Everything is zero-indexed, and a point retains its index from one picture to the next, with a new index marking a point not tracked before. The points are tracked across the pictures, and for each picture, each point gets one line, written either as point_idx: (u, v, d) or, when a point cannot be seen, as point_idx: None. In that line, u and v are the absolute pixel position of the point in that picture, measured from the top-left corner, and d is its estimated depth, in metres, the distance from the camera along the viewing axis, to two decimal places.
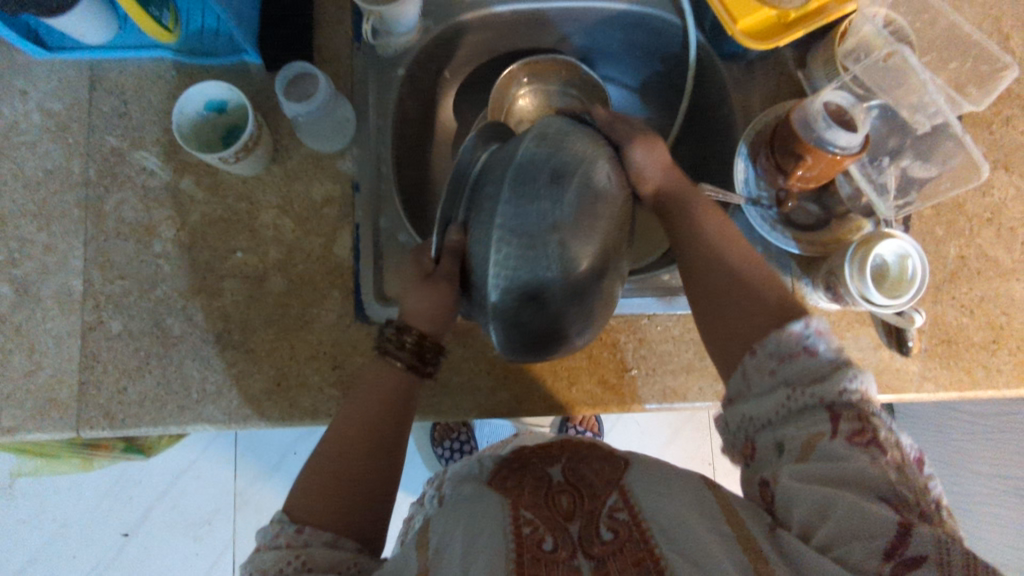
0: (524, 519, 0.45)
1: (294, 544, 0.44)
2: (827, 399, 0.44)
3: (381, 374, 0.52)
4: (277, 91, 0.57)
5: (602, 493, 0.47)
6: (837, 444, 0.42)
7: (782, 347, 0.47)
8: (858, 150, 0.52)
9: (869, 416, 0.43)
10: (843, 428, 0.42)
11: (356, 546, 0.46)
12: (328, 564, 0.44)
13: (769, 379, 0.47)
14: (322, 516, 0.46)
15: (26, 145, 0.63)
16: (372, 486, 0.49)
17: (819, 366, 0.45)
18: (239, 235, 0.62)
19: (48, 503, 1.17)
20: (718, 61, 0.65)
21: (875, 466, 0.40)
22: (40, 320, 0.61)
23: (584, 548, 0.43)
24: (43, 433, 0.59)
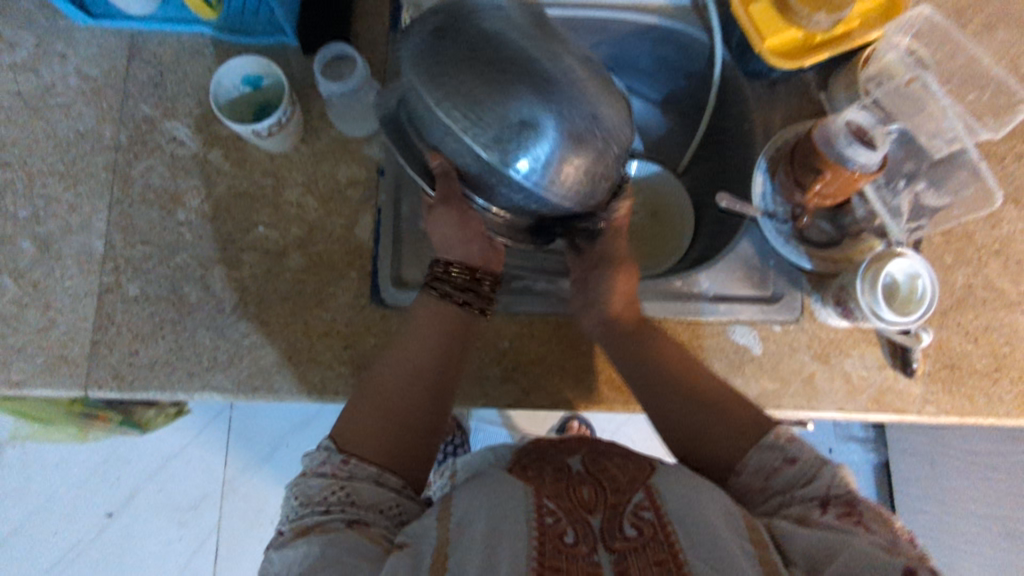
0: (547, 509, 0.45)
1: (340, 475, 0.49)
2: (820, 494, 0.46)
3: (433, 307, 0.56)
4: (314, 70, 0.58)
5: (626, 488, 0.46)
6: (829, 520, 0.44)
7: (765, 461, 0.49)
8: (875, 168, 0.54)
9: (859, 504, 0.45)
10: (830, 511, 0.45)
11: (400, 483, 0.50)
12: (368, 502, 0.48)
13: (762, 495, 0.49)
14: (370, 450, 0.50)
15: (60, 107, 0.64)
16: (419, 422, 0.52)
17: (802, 470, 0.48)
18: (262, 210, 0.63)
19: (34, 476, 1.15)
20: (742, 77, 0.67)
21: (869, 535, 0.43)
22: (58, 278, 0.61)
23: (605, 542, 0.43)
24: (51, 390, 0.59)
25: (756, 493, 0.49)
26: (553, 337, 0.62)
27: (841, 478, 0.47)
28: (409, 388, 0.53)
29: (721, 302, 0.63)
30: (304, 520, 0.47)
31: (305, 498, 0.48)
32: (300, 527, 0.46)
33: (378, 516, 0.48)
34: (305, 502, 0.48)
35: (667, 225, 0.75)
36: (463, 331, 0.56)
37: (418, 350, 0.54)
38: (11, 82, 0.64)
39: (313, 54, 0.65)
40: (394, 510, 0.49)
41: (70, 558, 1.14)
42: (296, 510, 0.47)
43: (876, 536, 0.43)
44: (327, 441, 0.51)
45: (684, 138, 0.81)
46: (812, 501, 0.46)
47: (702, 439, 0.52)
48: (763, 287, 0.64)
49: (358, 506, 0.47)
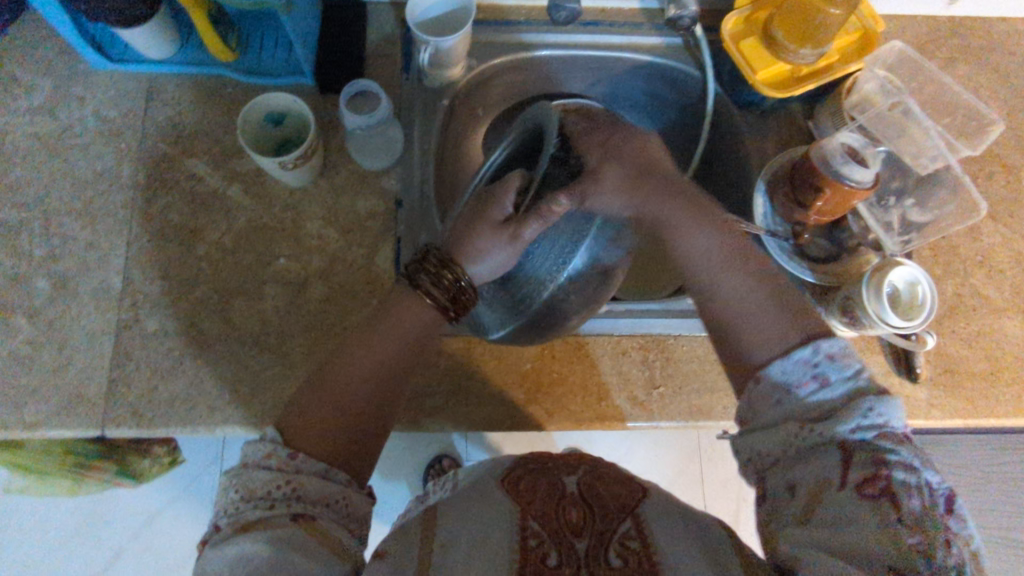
0: (530, 533, 0.44)
1: (286, 470, 0.42)
2: (839, 445, 0.38)
3: (420, 312, 0.52)
4: (340, 104, 0.60)
5: (614, 516, 0.46)
6: (846, 499, 0.36)
7: (792, 374, 0.42)
8: (869, 186, 0.58)
9: (887, 459, 0.37)
10: (854, 472, 0.37)
11: (347, 479, 0.45)
12: (317, 497, 0.42)
13: (777, 408, 0.42)
14: (322, 444, 0.45)
15: (78, 148, 0.65)
16: (369, 429, 0.48)
17: (831, 399, 0.40)
18: (283, 243, 0.64)
19: (10, 541, 1.08)
20: (735, 108, 0.72)
21: (880, 526, 0.35)
22: (75, 316, 0.60)
23: (589, 568, 0.42)
24: (67, 430, 0.58)
25: (770, 411, 0.42)
26: (573, 358, 0.64)
27: (871, 423, 0.38)
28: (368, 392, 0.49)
29: None
30: (244, 514, 0.40)
31: (245, 493, 0.41)
32: (239, 524, 0.40)
33: (325, 510, 0.42)
34: (245, 496, 0.41)
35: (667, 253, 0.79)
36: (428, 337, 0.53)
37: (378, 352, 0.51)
38: (28, 125, 0.65)
39: (330, 93, 0.68)
40: (342, 504, 0.43)
41: None
42: (235, 503, 0.41)
43: (886, 522, 0.35)
44: (276, 433, 0.45)
45: (678, 169, 0.86)
46: (829, 447, 0.38)
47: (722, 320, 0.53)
48: None
49: (308, 501, 0.42)
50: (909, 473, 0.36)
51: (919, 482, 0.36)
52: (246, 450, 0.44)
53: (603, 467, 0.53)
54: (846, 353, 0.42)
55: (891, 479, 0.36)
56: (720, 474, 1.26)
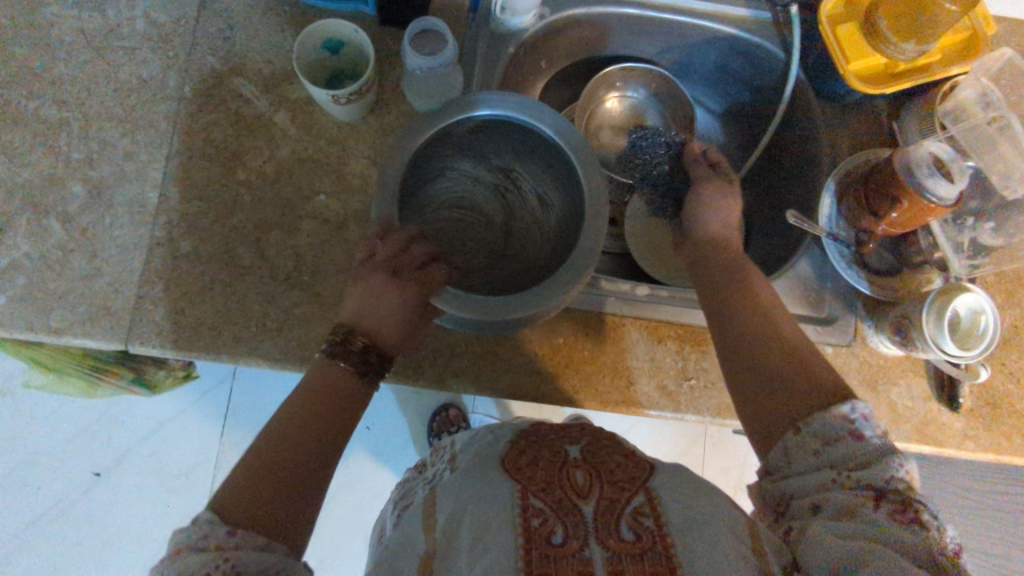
0: (532, 510, 0.40)
1: (224, 547, 0.40)
2: (875, 483, 0.40)
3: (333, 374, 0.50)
4: (403, 42, 0.57)
5: (624, 487, 0.42)
6: (877, 518, 0.39)
7: (828, 429, 0.43)
8: (952, 203, 0.54)
9: (918, 505, 0.39)
10: (884, 505, 0.39)
11: (285, 550, 0.42)
12: (257, 567, 0.40)
13: (812, 460, 0.43)
14: (261, 521, 0.42)
15: (125, 50, 0.62)
16: (306, 484, 0.45)
17: (867, 451, 0.42)
18: (325, 178, 0.62)
19: (20, 428, 1.10)
20: (815, 98, 0.67)
21: (902, 549, 0.37)
22: (108, 226, 0.59)
23: (599, 537, 0.38)
24: (89, 340, 0.57)
25: (804, 465, 0.43)
26: (607, 338, 0.62)
27: (902, 476, 0.41)
28: (294, 450, 0.46)
29: None
30: None
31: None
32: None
33: None
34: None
35: None
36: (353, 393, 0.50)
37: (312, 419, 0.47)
38: (75, 19, 0.62)
39: (391, 26, 0.64)
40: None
41: (51, 516, 1.09)
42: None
43: (909, 550, 0.37)
44: (211, 513, 0.42)
45: (738, 153, 0.82)
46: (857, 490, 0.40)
47: (765, 381, 0.47)
48: (818, 308, 0.64)
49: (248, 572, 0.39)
50: (934, 521, 0.38)
51: (939, 527, 0.38)
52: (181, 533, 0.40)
53: (606, 439, 0.48)
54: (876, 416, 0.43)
55: (918, 523, 0.38)
56: (721, 462, 1.26)
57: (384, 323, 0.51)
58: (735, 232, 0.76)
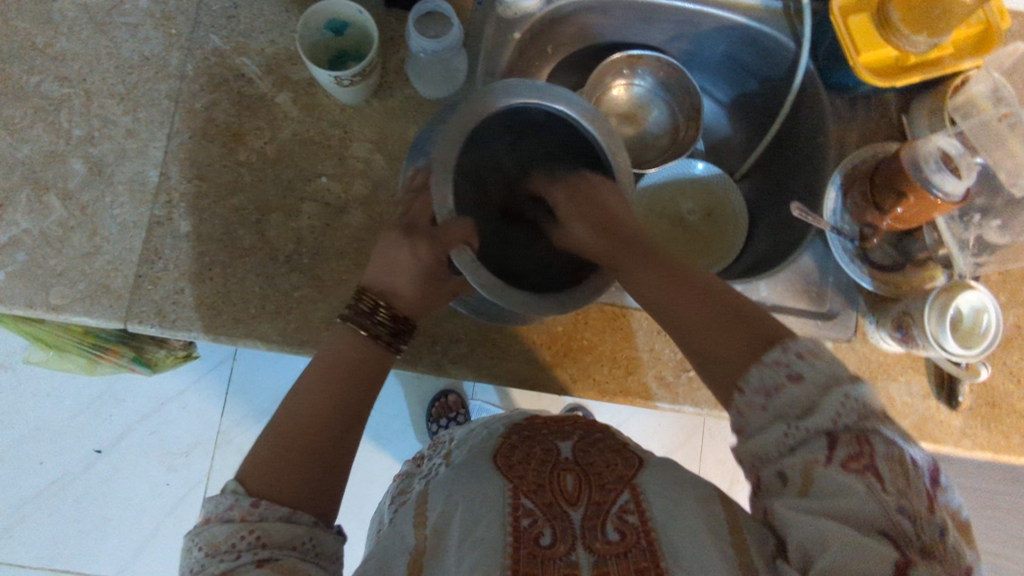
0: (521, 510, 0.40)
1: (248, 519, 0.40)
2: (826, 426, 0.36)
3: (357, 348, 0.50)
4: (407, 24, 0.56)
5: (611, 486, 0.42)
6: (837, 477, 0.35)
7: (766, 379, 0.39)
8: (958, 200, 0.54)
9: (873, 437, 0.35)
10: (839, 450, 0.35)
11: (312, 518, 0.42)
12: (283, 540, 0.40)
13: (761, 416, 0.39)
14: (286, 491, 0.42)
15: (127, 26, 0.62)
16: (332, 452, 0.45)
17: (806, 392, 0.37)
18: (327, 161, 0.61)
19: (22, 403, 1.10)
20: (823, 90, 0.66)
21: (870, 502, 0.34)
22: (108, 204, 0.59)
23: (585, 542, 0.39)
24: (88, 318, 0.57)
25: (760, 424, 0.39)
26: (605, 328, 0.62)
27: (853, 402, 0.36)
28: (320, 421, 0.46)
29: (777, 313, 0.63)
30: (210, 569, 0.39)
31: (209, 548, 0.40)
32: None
33: (290, 553, 0.40)
34: (210, 552, 0.40)
35: (721, 230, 0.76)
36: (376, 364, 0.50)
37: (329, 385, 0.48)
38: None
39: (396, 7, 0.63)
40: (310, 545, 0.42)
41: (52, 491, 1.10)
42: (201, 560, 0.40)
43: (877, 499, 0.34)
44: (234, 483, 0.42)
45: (744, 144, 0.81)
46: (809, 433, 0.36)
47: (698, 339, 0.44)
48: (819, 303, 0.64)
49: (272, 547, 0.40)
50: (896, 445, 0.35)
51: (902, 450, 0.35)
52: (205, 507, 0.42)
53: (597, 433, 0.48)
54: (814, 352, 0.38)
55: (879, 457, 0.34)
56: (719, 453, 1.26)
57: (398, 279, 0.52)
58: (738, 224, 0.76)
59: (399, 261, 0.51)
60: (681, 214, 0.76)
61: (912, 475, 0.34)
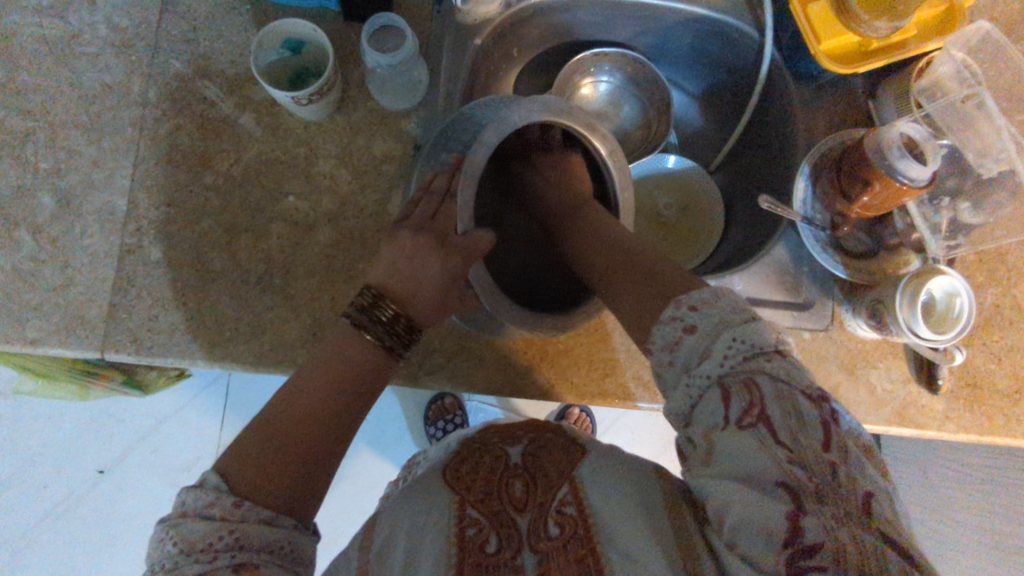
0: (469, 519, 0.48)
1: (230, 519, 0.40)
2: (721, 378, 0.39)
3: (350, 347, 0.48)
4: (362, 39, 0.56)
5: (553, 485, 0.50)
6: (729, 435, 0.38)
7: (666, 336, 0.43)
8: (925, 184, 0.53)
9: (758, 380, 0.38)
10: (733, 406, 0.38)
11: (293, 522, 0.42)
12: (261, 543, 0.40)
13: (673, 377, 0.42)
14: (269, 494, 0.41)
15: (87, 56, 0.62)
16: (317, 457, 0.44)
17: (700, 340, 0.41)
18: (293, 179, 0.61)
19: (22, 429, 1.11)
20: (789, 79, 0.66)
21: (766, 453, 0.36)
22: (79, 235, 0.59)
23: (530, 543, 0.47)
24: (65, 350, 0.57)
25: (673, 379, 0.42)
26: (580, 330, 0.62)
27: (741, 345, 0.40)
28: (311, 426, 0.44)
29: (752, 306, 0.63)
30: (183, 569, 0.38)
31: (185, 546, 0.39)
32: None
33: (269, 558, 0.40)
34: (186, 550, 0.39)
35: (698, 220, 0.76)
36: (373, 374, 0.48)
37: (333, 389, 0.46)
38: (36, 26, 0.62)
39: (354, 21, 0.63)
40: (287, 550, 0.41)
41: (57, 513, 1.11)
42: (174, 557, 0.38)
43: (772, 450, 0.36)
44: (217, 479, 0.41)
45: (718, 135, 0.81)
46: (706, 384, 0.40)
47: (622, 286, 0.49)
48: (795, 294, 0.63)
49: (250, 549, 0.39)
50: (780, 386, 0.38)
51: (789, 391, 0.38)
52: (184, 496, 0.40)
53: (546, 433, 0.56)
54: (709, 301, 0.42)
55: (767, 401, 0.37)
56: None
57: (419, 290, 0.50)
58: (713, 217, 0.76)
59: (425, 269, 0.50)
60: (658, 210, 0.76)
61: (805, 422, 0.37)
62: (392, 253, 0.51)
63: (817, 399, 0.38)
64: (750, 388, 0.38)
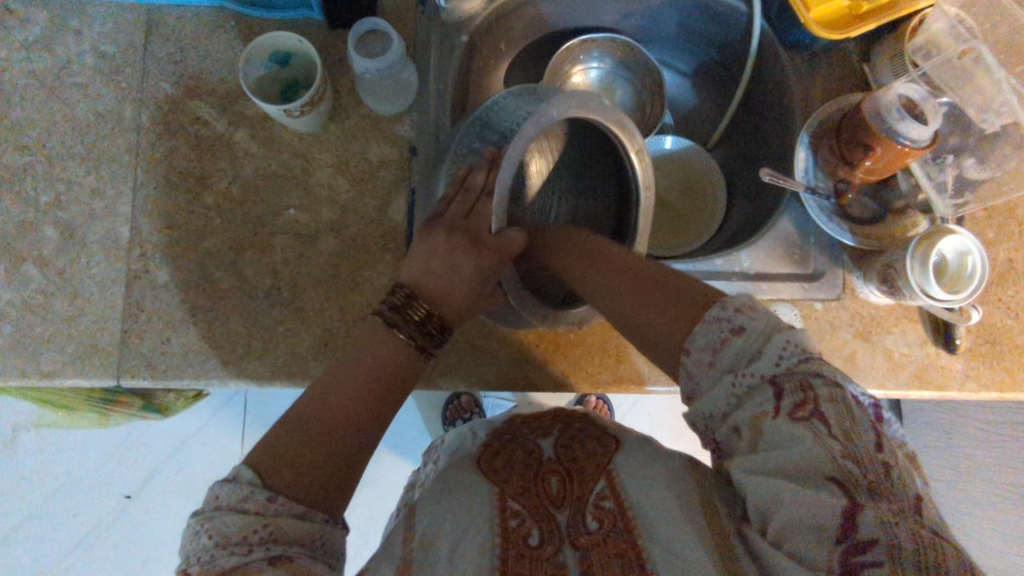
0: (511, 511, 0.48)
1: (265, 512, 0.39)
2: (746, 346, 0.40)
3: (383, 343, 0.48)
4: (348, 45, 0.56)
5: (590, 479, 0.51)
6: (781, 425, 0.37)
7: (710, 336, 0.41)
8: (926, 144, 0.53)
9: (814, 381, 0.38)
10: (783, 403, 0.38)
11: (325, 516, 0.42)
12: (295, 536, 0.39)
13: (711, 372, 0.41)
14: (302, 487, 0.41)
15: (78, 86, 0.62)
16: (348, 448, 0.44)
17: (749, 343, 0.40)
18: (292, 192, 0.61)
19: (48, 460, 1.13)
20: (781, 49, 0.65)
21: (819, 444, 0.36)
22: (85, 265, 0.59)
23: (570, 539, 0.47)
24: (83, 380, 0.58)
25: (710, 380, 0.41)
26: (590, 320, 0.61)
27: (793, 346, 0.39)
28: (346, 416, 0.45)
29: (762, 281, 0.62)
30: (219, 562, 0.37)
31: (222, 538, 0.38)
32: (213, 571, 0.37)
33: (303, 551, 0.39)
34: (223, 543, 0.38)
35: (700, 202, 0.76)
36: (408, 370, 0.49)
37: (365, 386, 0.46)
38: (24, 61, 0.62)
39: (340, 29, 0.63)
40: (319, 544, 0.41)
41: (89, 541, 1.12)
42: (209, 550, 0.38)
43: (825, 443, 0.36)
44: (252, 473, 0.41)
45: (713, 112, 0.81)
46: (755, 383, 0.40)
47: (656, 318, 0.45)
48: (804, 265, 0.63)
49: (284, 542, 0.38)
50: (836, 390, 0.37)
51: (844, 396, 0.37)
52: (217, 490, 0.40)
53: (575, 427, 0.57)
54: (755, 305, 0.41)
55: (822, 401, 0.37)
56: None
57: (454, 287, 0.51)
58: (715, 195, 0.75)
59: (461, 269, 0.50)
60: (659, 192, 0.75)
61: (855, 420, 0.36)
62: (425, 250, 0.51)
63: (864, 402, 0.37)
64: (803, 386, 0.37)
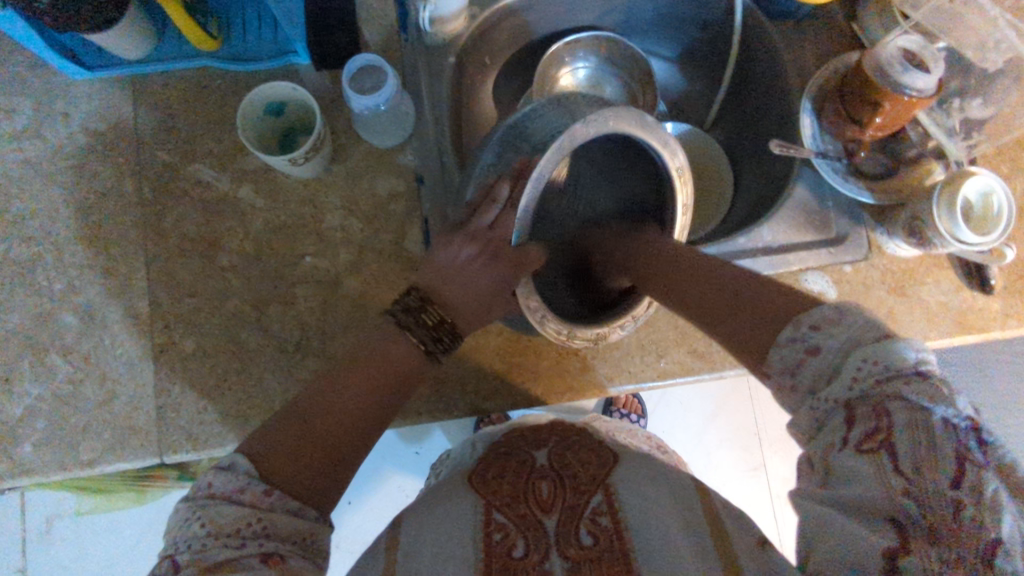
0: (496, 524, 0.46)
1: (259, 505, 0.37)
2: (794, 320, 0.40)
3: (391, 344, 0.47)
4: (344, 86, 0.56)
5: (584, 489, 0.48)
6: (848, 455, 0.33)
7: (792, 359, 0.37)
8: (931, 91, 0.53)
9: (890, 408, 0.32)
10: (853, 436, 0.33)
11: (315, 512, 0.39)
12: (285, 532, 0.37)
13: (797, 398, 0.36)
14: (296, 481, 0.39)
15: (74, 168, 0.61)
16: (340, 443, 0.42)
17: (826, 363, 0.35)
18: (306, 240, 0.61)
19: (87, 544, 1.11)
20: (767, 21, 0.65)
21: (878, 483, 0.31)
22: (108, 346, 0.58)
23: (559, 549, 0.45)
24: (125, 463, 0.57)
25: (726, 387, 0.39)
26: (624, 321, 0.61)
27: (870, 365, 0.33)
28: (345, 412, 0.43)
29: (787, 253, 0.61)
30: (208, 552, 0.34)
31: (214, 526, 0.35)
32: (201, 566, 0.34)
33: (293, 547, 0.37)
34: (214, 533, 0.35)
35: (707, 184, 0.76)
36: (412, 366, 0.47)
37: (372, 381, 0.45)
38: (16, 151, 0.61)
39: (328, 70, 0.63)
40: (309, 541, 0.38)
41: None
42: (200, 539, 0.34)
43: (886, 478, 0.31)
44: (247, 462, 0.38)
45: (704, 93, 0.81)
46: (833, 407, 0.34)
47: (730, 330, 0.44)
48: (826, 230, 0.62)
49: (277, 537, 0.36)
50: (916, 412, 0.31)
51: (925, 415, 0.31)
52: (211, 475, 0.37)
53: (572, 436, 0.56)
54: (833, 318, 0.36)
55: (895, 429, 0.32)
56: None
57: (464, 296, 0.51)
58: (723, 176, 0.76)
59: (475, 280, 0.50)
60: None
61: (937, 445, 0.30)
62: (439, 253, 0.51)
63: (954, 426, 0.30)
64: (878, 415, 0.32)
